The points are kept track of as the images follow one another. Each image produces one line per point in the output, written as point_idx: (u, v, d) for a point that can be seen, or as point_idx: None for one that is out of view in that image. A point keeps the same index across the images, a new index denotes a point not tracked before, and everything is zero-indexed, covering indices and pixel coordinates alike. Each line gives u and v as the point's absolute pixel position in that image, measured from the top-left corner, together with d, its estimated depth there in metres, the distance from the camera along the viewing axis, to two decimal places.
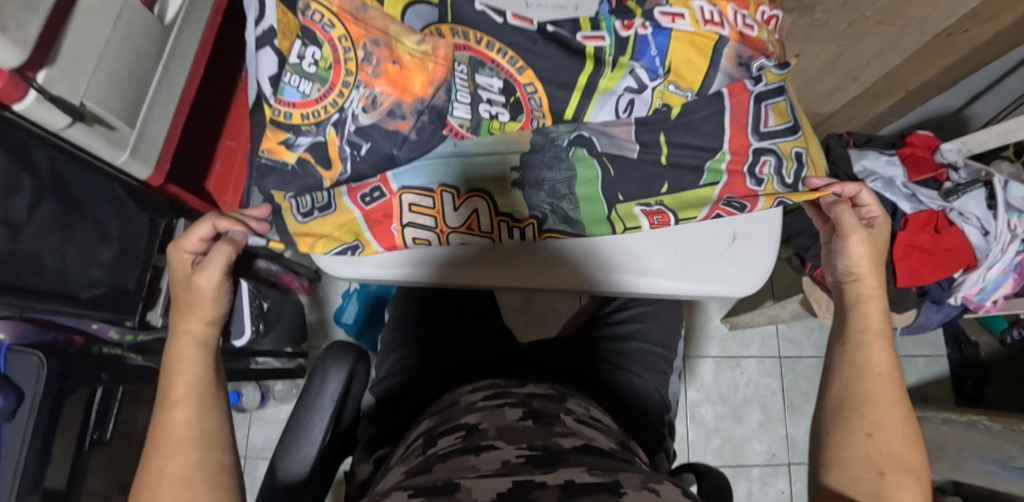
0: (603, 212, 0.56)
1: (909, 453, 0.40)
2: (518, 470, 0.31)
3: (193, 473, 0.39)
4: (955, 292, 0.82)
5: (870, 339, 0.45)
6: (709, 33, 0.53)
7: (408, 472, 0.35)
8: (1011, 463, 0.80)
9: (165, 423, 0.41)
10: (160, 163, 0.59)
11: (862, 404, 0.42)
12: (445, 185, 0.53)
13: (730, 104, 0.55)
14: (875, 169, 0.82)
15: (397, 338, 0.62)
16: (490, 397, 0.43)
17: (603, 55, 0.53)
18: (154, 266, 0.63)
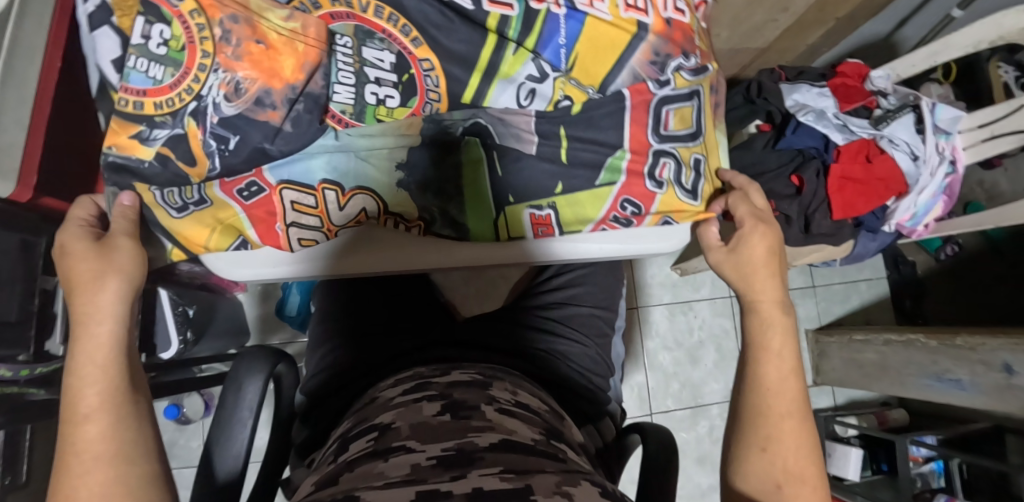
0: (491, 215, 0.55)
1: (805, 463, 0.39)
2: (427, 475, 0.28)
3: (111, 492, 0.32)
4: (889, 220, 0.83)
5: (769, 343, 0.43)
6: (627, 21, 0.51)
7: (317, 484, 0.32)
8: (946, 377, 0.85)
9: (70, 442, 0.33)
10: (25, 176, 0.51)
11: (757, 414, 0.41)
12: (326, 182, 0.50)
13: (630, 105, 0.55)
14: (807, 102, 0.80)
15: (324, 332, 0.59)
16: (408, 391, 0.41)
17: (506, 31, 0.51)
18: (41, 290, 0.56)
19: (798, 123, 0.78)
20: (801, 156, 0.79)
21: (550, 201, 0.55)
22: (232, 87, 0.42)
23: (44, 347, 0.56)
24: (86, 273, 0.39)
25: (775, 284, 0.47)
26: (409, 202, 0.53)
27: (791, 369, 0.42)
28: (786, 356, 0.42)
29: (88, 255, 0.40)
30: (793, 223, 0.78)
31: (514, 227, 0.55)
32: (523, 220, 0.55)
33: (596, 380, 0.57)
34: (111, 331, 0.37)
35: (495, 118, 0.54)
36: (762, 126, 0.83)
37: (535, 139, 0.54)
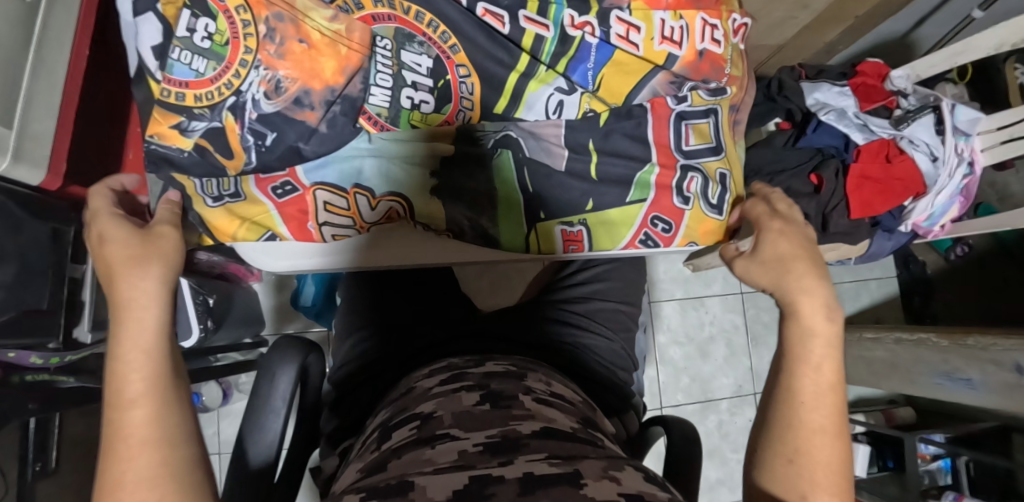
0: (523, 230, 0.53)
1: (832, 478, 0.35)
2: (475, 461, 0.28)
3: (160, 480, 0.27)
4: (906, 219, 0.83)
5: (810, 346, 0.39)
6: (659, 49, 0.53)
7: (363, 471, 0.32)
8: (955, 376, 0.87)
9: (113, 432, 0.29)
10: (56, 164, 0.52)
11: (787, 422, 0.36)
12: (358, 187, 0.49)
13: (652, 121, 0.56)
14: (827, 101, 0.80)
15: (350, 323, 0.59)
16: (446, 381, 0.41)
17: (540, 50, 0.51)
18: (70, 278, 0.57)
19: (819, 122, 0.78)
20: (820, 156, 0.79)
21: (581, 217, 0.55)
22: (272, 87, 0.42)
23: (74, 335, 0.57)
24: (125, 260, 0.35)
25: (816, 279, 0.42)
26: (438, 213, 0.51)
27: (829, 380, 0.37)
28: (823, 360, 0.38)
29: (132, 241, 0.36)
30: (812, 221, 0.78)
31: (545, 242, 0.54)
32: (555, 237, 0.55)
33: (620, 373, 0.57)
34: (152, 314, 0.33)
35: (526, 132, 0.53)
36: (781, 124, 0.82)
37: (562, 150, 0.54)
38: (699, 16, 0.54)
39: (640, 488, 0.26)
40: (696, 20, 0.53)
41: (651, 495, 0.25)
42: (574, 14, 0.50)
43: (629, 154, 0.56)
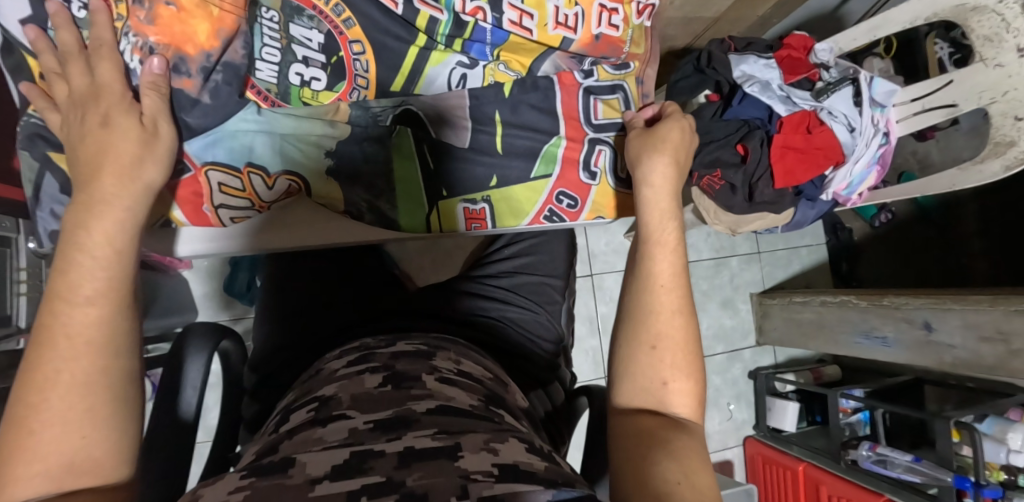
0: (423, 211, 0.52)
1: (688, 358, 0.38)
2: (365, 438, 0.29)
3: (96, 382, 0.29)
4: (827, 189, 0.86)
5: (655, 250, 0.42)
6: (554, 33, 0.54)
7: (256, 454, 0.31)
8: (872, 335, 0.93)
9: (57, 320, 0.29)
10: None
11: (647, 313, 0.39)
12: (252, 166, 0.46)
13: (561, 90, 0.55)
14: (753, 73, 0.81)
15: (266, 307, 0.58)
16: (352, 363, 0.41)
17: (436, 31, 0.50)
18: None
19: (744, 94, 0.80)
20: (745, 127, 0.80)
21: (484, 194, 0.54)
22: (144, 53, 0.39)
23: None
24: (118, 155, 0.35)
25: (670, 172, 0.47)
26: (336, 193, 0.49)
27: (681, 267, 0.41)
28: (676, 253, 0.42)
29: (134, 136, 0.36)
30: (738, 191, 0.81)
31: (447, 221, 0.53)
32: (457, 214, 0.54)
33: (544, 345, 0.59)
34: (127, 215, 0.34)
35: (427, 106, 0.51)
36: (711, 96, 0.83)
37: (467, 120, 0.52)
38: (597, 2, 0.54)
39: (516, 459, 0.28)
40: (593, 6, 0.54)
41: (526, 465, 0.27)
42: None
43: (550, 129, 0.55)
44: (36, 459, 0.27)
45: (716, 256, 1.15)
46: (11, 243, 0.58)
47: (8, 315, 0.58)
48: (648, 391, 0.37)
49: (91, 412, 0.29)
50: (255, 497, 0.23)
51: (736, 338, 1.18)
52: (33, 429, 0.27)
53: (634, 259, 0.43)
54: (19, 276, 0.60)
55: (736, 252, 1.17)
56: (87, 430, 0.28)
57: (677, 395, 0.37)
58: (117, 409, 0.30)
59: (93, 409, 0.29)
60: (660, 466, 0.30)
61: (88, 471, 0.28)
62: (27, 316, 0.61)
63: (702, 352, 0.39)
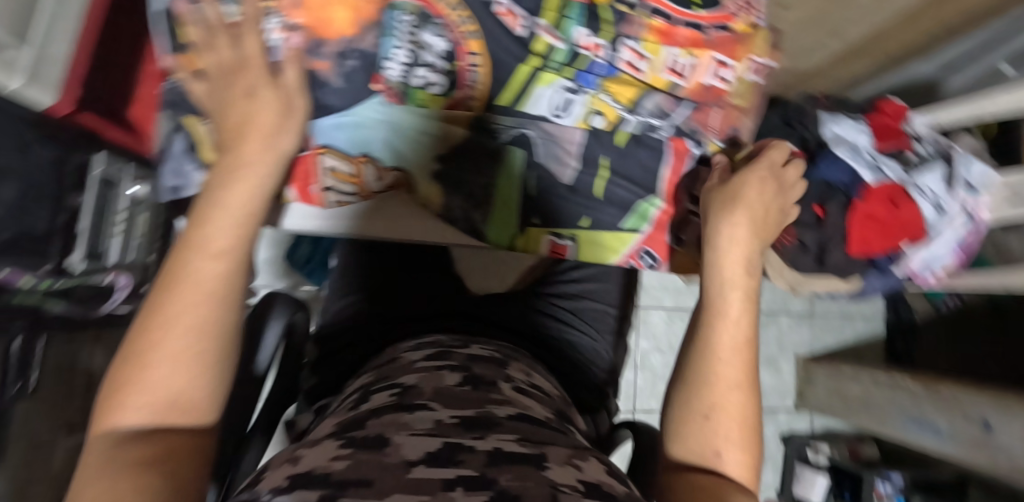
0: (514, 228, 0.54)
1: (746, 431, 0.38)
2: (449, 432, 0.32)
3: (208, 332, 0.31)
4: (902, 264, 0.82)
5: (724, 324, 0.42)
6: (664, 76, 0.51)
7: (342, 426, 0.35)
8: (923, 423, 0.89)
9: (185, 269, 0.31)
10: (68, 89, 0.52)
11: (706, 383, 0.39)
12: (366, 155, 0.48)
13: (669, 157, 0.55)
14: (844, 135, 0.80)
15: (343, 284, 0.62)
16: (429, 359, 0.45)
17: (551, 58, 0.49)
18: (69, 206, 0.57)
19: (832, 155, 0.78)
20: (829, 188, 0.78)
21: (572, 233, 0.55)
22: (289, 32, 0.41)
23: (66, 264, 0.57)
24: (260, 128, 0.38)
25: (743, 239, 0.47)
26: (435, 197, 0.52)
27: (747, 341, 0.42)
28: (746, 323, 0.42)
29: (274, 106, 0.38)
30: (809, 251, 0.79)
31: (531, 246, 0.55)
32: (543, 243, 0.56)
33: (597, 373, 0.58)
34: (258, 185, 0.36)
35: (545, 133, 0.52)
36: (796, 153, 0.80)
37: (573, 160, 0.53)
38: (712, 54, 0.52)
39: (597, 478, 0.28)
40: (707, 58, 0.51)
41: (609, 486, 0.28)
42: (588, 34, 0.48)
43: (650, 186, 0.55)
44: (146, 391, 0.29)
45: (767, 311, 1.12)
46: (115, 187, 0.62)
47: (101, 251, 0.62)
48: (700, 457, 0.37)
49: (199, 357, 0.31)
50: (356, 469, 0.27)
51: (773, 398, 1.14)
52: (147, 364, 0.29)
53: (694, 325, 0.44)
54: (117, 218, 0.64)
55: (788, 310, 1.14)
56: (191, 374, 0.30)
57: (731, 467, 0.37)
58: (217, 362, 0.32)
59: (201, 355, 0.31)
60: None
61: (185, 410, 0.30)
62: (116, 254, 0.64)
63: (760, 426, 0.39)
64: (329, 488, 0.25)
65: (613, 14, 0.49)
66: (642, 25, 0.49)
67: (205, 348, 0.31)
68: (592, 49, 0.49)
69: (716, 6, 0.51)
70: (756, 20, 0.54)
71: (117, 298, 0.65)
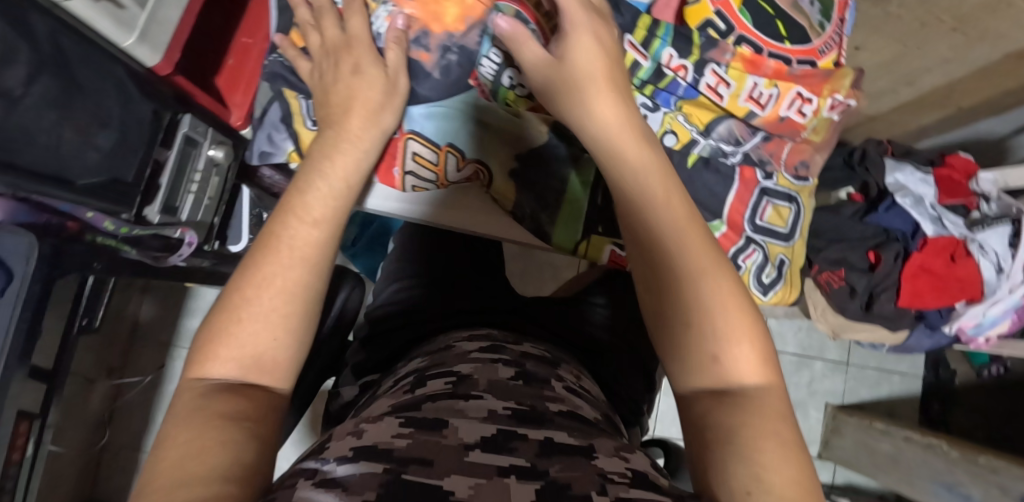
0: (577, 234, 0.56)
1: (741, 313, 0.33)
2: (503, 421, 0.34)
3: (295, 293, 0.33)
4: (952, 321, 0.80)
5: (674, 223, 0.35)
6: (743, 104, 0.51)
7: (398, 408, 0.38)
8: (955, 489, 0.86)
9: (283, 233, 0.34)
10: (170, 52, 0.55)
11: (677, 289, 0.34)
12: (451, 146, 0.49)
13: (737, 184, 0.56)
14: (907, 184, 0.78)
15: (400, 269, 0.67)
16: (484, 351, 0.48)
17: (635, 73, 0.49)
18: (154, 160, 0.60)
19: (892, 203, 0.77)
20: (884, 235, 0.78)
21: None
22: (395, 20, 0.44)
23: (144, 214, 0.59)
24: (366, 103, 0.40)
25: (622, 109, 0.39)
26: (511, 195, 0.53)
27: (689, 223, 0.36)
28: (679, 204, 0.36)
29: (379, 86, 0.41)
30: (856, 297, 0.77)
31: (592, 254, 0.56)
32: (603, 251, 0.57)
33: (637, 384, 0.60)
34: (358, 161, 0.39)
35: None
36: (853, 195, 0.80)
37: None
38: (795, 87, 0.51)
39: (644, 469, 0.32)
40: (791, 91, 0.51)
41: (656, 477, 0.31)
42: (676, 56, 0.48)
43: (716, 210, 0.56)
44: (236, 346, 0.31)
45: (801, 353, 1.10)
46: (197, 146, 0.63)
47: (176, 206, 0.64)
48: (720, 392, 0.32)
49: (285, 319, 0.32)
50: (417, 447, 0.30)
51: None
52: (242, 319, 0.31)
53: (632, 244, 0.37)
54: (194, 177, 0.65)
55: (822, 356, 1.11)
56: (279, 333, 0.32)
57: (759, 392, 0.31)
58: (299, 331, 0.33)
59: (287, 317, 0.32)
60: (727, 464, 0.27)
61: (269, 370, 0.31)
62: (188, 211, 0.66)
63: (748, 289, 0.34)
64: (391, 462, 0.28)
65: (703, 39, 0.48)
66: (732, 52, 0.48)
67: (291, 309, 0.32)
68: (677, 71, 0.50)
69: (805, 40, 0.51)
70: (840, 60, 0.53)
71: (184, 252, 0.68)
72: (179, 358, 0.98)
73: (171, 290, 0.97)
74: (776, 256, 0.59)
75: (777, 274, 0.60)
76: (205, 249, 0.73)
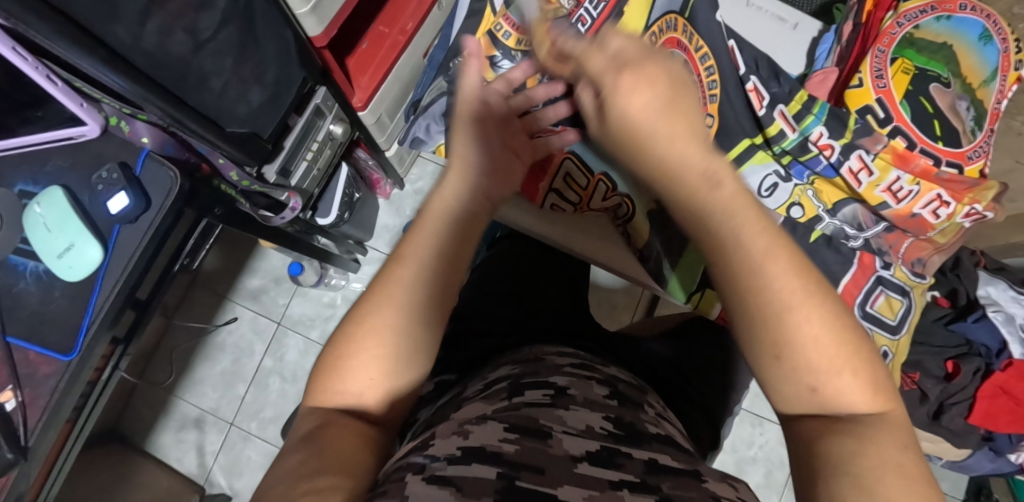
0: (692, 284, 0.67)
1: (859, 370, 0.30)
2: (601, 439, 0.34)
3: (391, 346, 0.34)
4: (1020, 450, 0.75)
5: (802, 297, 0.29)
6: (876, 193, 0.59)
7: (494, 410, 0.37)
8: None
9: (389, 281, 0.35)
10: (330, 27, 0.58)
11: (804, 355, 0.29)
12: (604, 176, 0.63)
13: (855, 267, 0.63)
14: (998, 300, 0.77)
15: (479, 277, 0.67)
16: (576, 366, 0.46)
17: (778, 142, 0.61)
18: (286, 123, 0.62)
19: (983, 315, 0.75)
20: (967, 347, 0.76)
21: None
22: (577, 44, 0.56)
23: (264, 171, 0.61)
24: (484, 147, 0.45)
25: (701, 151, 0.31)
26: (644, 231, 0.65)
27: (811, 289, 0.29)
28: (795, 264, 0.30)
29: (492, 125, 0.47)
30: (926, 404, 0.76)
31: (703, 305, 0.68)
32: (713, 306, 0.68)
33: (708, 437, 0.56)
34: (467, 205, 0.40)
35: None
36: (939, 299, 0.79)
37: None
38: (937, 189, 0.58)
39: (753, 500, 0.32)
40: (931, 192, 0.58)
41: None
42: (826, 135, 0.58)
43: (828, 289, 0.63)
44: (340, 381, 0.34)
45: None
46: (323, 118, 0.66)
47: (291, 170, 0.66)
48: (832, 421, 0.30)
49: (384, 362, 0.34)
50: (526, 454, 0.29)
51: None
52: (347, 361, 0.34)
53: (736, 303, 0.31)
54: (311, 146, 0.67)
55: None
56: (375, 375, 0.34)
57: (881, 414, 0.29)
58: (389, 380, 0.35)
59: (385, 362, 0.34)
60: (842, 489, 0.26)
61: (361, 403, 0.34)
62: (298, 177, 0.67)
63: (863, 337, 0.31)
64: (504, 467, 0.28)
65: (858, 125, 0.57)
66: (885, 143, 0.56)
67: (384, 364, 0.34)
68: (822, 149, 0.60)
69: (957, 144, 0.58)
70: (986, 170, 0.58)
71: (285, 216, 0.70)
72: (233, 311, 1.01)
73: (242, 245, 1.02)
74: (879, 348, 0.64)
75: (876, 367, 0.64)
76: (300, 216, 0.75)
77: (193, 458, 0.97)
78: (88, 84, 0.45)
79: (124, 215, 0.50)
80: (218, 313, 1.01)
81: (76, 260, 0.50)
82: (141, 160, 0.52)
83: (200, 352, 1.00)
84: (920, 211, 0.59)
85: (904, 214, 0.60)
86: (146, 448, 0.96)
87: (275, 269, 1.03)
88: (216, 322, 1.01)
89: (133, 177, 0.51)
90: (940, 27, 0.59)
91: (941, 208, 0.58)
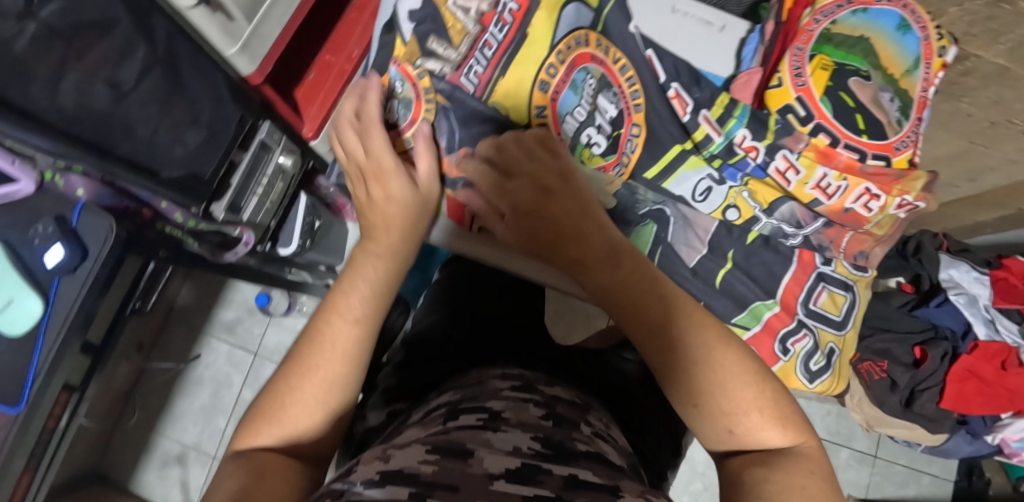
0: None
1: (763, 406, 0.36)
2: (527, 457, 0.34)
3: (336, 388, 0.37)
4: (995, 431, 0.76)
5: (715, 347, 0.37)
6: (808, 191, 0.64)
7: (426, 435, 0.37)
8: None
9: (327, 334, 0.38)
10: (264, 64, 0.57)
11: (717, 399, 0.36)
12: None
13: (796, 265, 0.69)
14: (960, 282, 0.77)
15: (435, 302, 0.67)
16: (516, 389, 0.46)
17: (707, 146, 0.65)
18: (230, 160, 0.62)
19: (944, 299, 0.76)
20: (933, 332, 0.76)
21: None
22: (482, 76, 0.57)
23: (211, 210, 0.61)
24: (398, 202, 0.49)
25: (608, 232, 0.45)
26: None
27: (726, 343, 0.37)
28: (714, 326, 0.38)
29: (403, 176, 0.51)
30: (897, 391, 0.76)
31: None
32: None
33: (666, 446, 0.56)
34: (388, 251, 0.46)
35: (683, 216, 0.67)
36: (903, 285, 0.80)
37: (702, 246, 0.68)
38: (865, 183, 0.62)
39: None
40: (859, 187, 0.62)
41: None
42: (748, 137, 0.63)
43: (770, 289, 0.69)
44: (279, 427, 0.36)
45: (827, 438, 1.07)
46: (270, 153, 0.66)
47: (241, 206, 0.66)
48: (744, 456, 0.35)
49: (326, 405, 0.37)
50: (443, 473, 0.29)
51: None
52: (287, 406, 0.36)
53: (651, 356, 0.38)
54: (261, 181, 0.67)
55: (849, 445, 1.07)
56: (316, 415, 0.37)
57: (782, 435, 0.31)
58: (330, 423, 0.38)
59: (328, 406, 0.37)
60: None
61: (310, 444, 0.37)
62: (250, 212, 0.67)
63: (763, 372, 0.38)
64: (418, 487, 0.27)
65: (778, 125, 0.62)
66: (805, 142, 0.61)
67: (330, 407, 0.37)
68: (749, 151, 0.64)
69: (883, 137, 0.60)
70: (915, 159, 0.61)
71: (238, 250, 0.71)
72: (209, 345, 1.02)
73: (213, 281, 1.03)
74: (827, 344, 0.70)
75: (826, 363, 0.71)
76: (257, 249, 0.75)
77: (177, 494, 0.97)
78: (14, 143, 0.46)
79: (62, 267, 0.51)
80: (195, 348, 1.02)
81: (17, 313, 0.51)
82: (77, 211, 0.53)
83: (179, 388, 1.01)
84: (852, 206, 0.64)
85: (838, 209, 0.64)
86: (130, 488, 0.96)
87: (248, 300, 1.04)
88: (193, 357, 1.02)
89: (69, 229, 0.52)
90: (855, 20, 0.60)
91: (873, 200, 0.62)
